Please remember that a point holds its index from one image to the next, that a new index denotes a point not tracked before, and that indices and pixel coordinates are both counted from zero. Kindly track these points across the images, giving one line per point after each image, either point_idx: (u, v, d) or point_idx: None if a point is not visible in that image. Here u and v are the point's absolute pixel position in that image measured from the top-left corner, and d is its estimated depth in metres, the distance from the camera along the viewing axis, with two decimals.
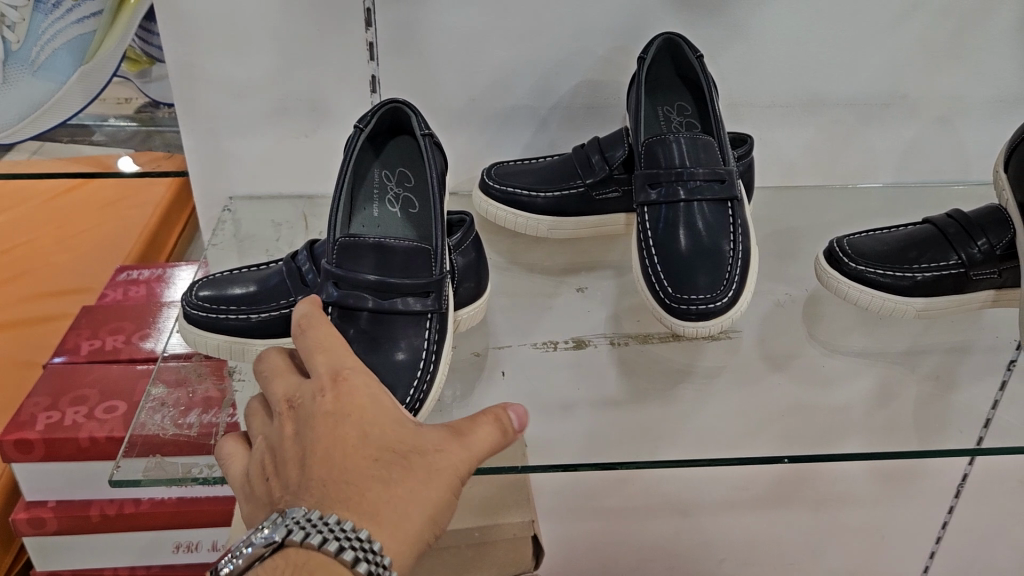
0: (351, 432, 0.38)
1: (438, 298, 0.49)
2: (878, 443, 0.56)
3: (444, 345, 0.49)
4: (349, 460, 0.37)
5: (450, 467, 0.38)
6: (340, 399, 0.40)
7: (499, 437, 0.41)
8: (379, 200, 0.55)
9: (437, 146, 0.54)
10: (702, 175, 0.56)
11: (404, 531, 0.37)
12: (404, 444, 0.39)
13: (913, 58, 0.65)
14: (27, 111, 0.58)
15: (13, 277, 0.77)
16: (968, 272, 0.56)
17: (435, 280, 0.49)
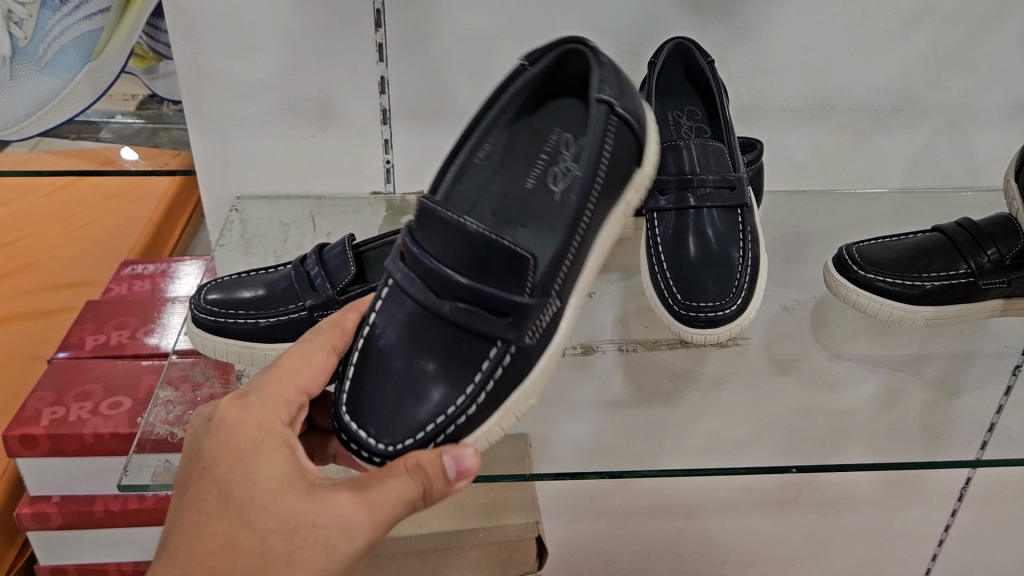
0: (228, 497, 0.36)
1: (515, 325, 0.41)
2: (882, 451, 0.56)
3: (507, 388, 0.42)
4: (215, 530, 0.35)
5: (332, 547, 0.36)
6: (228, 445, 0.37)
7: (409, 500, 0.38)
8: (534, 168, 0.49)
9: (619, 122, 0.45)
10: (712, 182, 0.56)
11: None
12: (284, 516, 0.36)
13: (924, 64, 0.65)
14: (32, 108, 0.58)
15: (16, 270, 0.77)
16: (978, 281, 0.56)
17: (520, 305, 0.40)
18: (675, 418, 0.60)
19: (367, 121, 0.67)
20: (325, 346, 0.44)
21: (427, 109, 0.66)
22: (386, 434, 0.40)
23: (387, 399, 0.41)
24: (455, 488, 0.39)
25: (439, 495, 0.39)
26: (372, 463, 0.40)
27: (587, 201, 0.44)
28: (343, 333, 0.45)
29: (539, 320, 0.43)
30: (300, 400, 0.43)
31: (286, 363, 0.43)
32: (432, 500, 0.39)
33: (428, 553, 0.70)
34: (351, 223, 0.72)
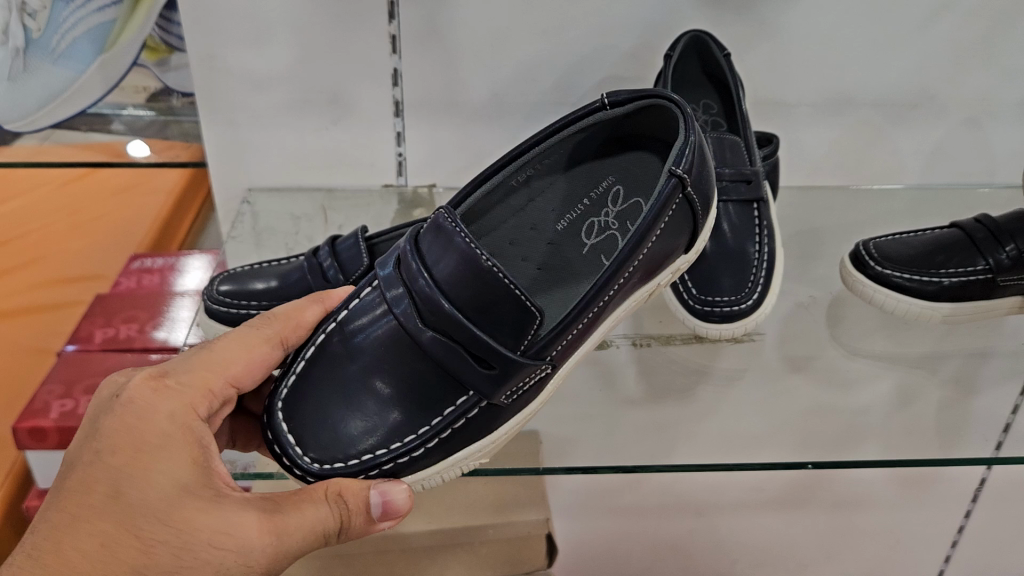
0: (126, 493, 0.36)
1: (491, 382, 0.40)
2: (895, 449, 0.56)
3: (460, 441, 0.42)
4: (103, 526, 0.35)
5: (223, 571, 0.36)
6: (135, 435, 0.37)
7: (320, 532, 0.38)
8: (577, 209, 0.51)
9: (682, 199, 0.45)
10: (728, 176, 0.56)
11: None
12: (178, 527, 0.36)
13: (944, 59, 0.64)
14: (46, 98, 0.59)
15: (24, 264, 0.75)
16: (996, 278, 0.55)
17: (506, 362, 0.40)
18: (687, 414, 0.59)
19: (380, 114, 0.66)
20: (272, 340, 0.44)
21: (441, 103, 0.66)
22: (315, 449, 0.40)
23: (327, 408, 0.41)
24: (375, 528, 0.39)
25: (357, 532, 0.39)
26: (294, 474, 0.40)
27: (618, 275, 0.43)
28: (298, 330, 0.45)
29: (521, 383, 0.42)
30: (225, 391, 0.42)
31: (223, 349, 0.43)
32: (344, 536, 0.39)
33: (436, 549, 0.69)
34: (363, 218, 0.71)
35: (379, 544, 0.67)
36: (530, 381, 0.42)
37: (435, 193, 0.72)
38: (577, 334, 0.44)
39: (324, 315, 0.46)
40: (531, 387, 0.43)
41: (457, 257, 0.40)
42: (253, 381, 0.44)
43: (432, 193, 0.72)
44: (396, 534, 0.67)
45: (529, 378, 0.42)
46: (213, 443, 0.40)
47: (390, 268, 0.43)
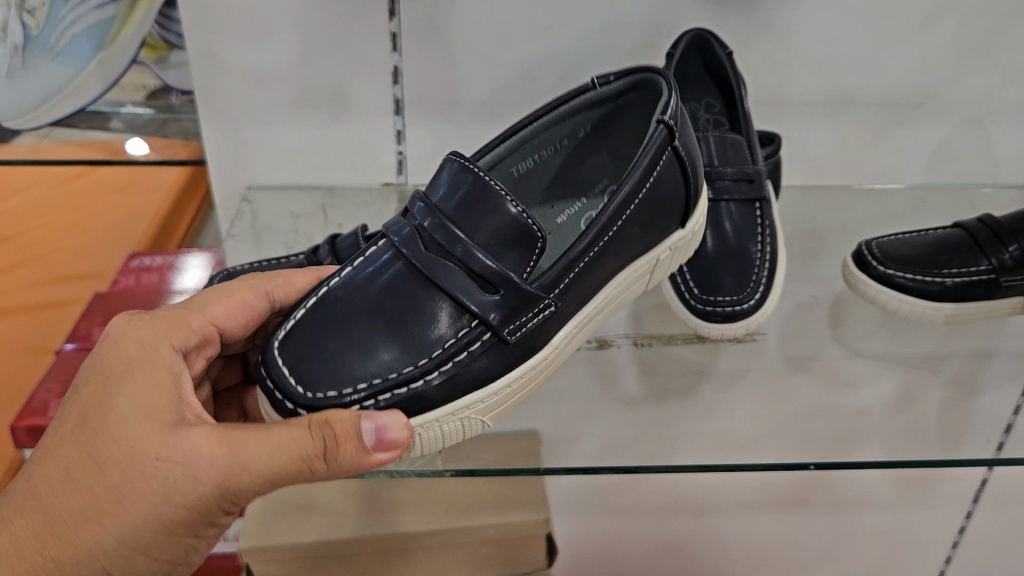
0: (85, 420, 0.37)
1: (497, 311, 0.40)
2: (897, 450, 0.55)
3: (461, 378, 0.41)
4: (65, 452, 0.36)
5: (171, 488, 0.35)
6: (106, 367, 0.39)
7: (297, 459, 0.36)
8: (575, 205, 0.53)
9: (673, 153, 0.47)
10: (731, 175, 0.55)
11: (81, 558, 0.35)
12: (128, 447, 0.36)
13: (947, 58, 0.64)
14: (44, 96, 0.59)
15: (21, 262, 0.74)
16: (999, 278, 0.55)
17: (512, 286, 0.40)
18: (688, 414, 0.59)
19: (380, 112, 0.66)
20: (256, 291, 0.47)
21: (441, 101, 0.65)
22: (311, 382, 0.39)
23: (323, 348, 0.40)
24: (368, 459, 0.37)
25: (344, 461, 0.37)
26: (286, 408, 0.38)
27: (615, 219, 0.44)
28: (288, 288, 0.48)
29: (526, 317, 0.42)
30: (205, 329, 0.45)
31: (210, 296, 0.46)
32: (333, 465, 0.37)
33: (434, 549, 0.69)
34: (363, 216, 0.71)
35: (377, 545, 0.67)
36: (535, 323, 0.42)
37: None
38: (578, 275, 0.44)
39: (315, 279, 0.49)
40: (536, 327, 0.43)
41: (465, 179, 0.41)
42: (236, 324, 0.46)
43: None
44: (399, 534, 0.66)
45: (533, 312, 0.42)
46: (183, 370, 0.41)
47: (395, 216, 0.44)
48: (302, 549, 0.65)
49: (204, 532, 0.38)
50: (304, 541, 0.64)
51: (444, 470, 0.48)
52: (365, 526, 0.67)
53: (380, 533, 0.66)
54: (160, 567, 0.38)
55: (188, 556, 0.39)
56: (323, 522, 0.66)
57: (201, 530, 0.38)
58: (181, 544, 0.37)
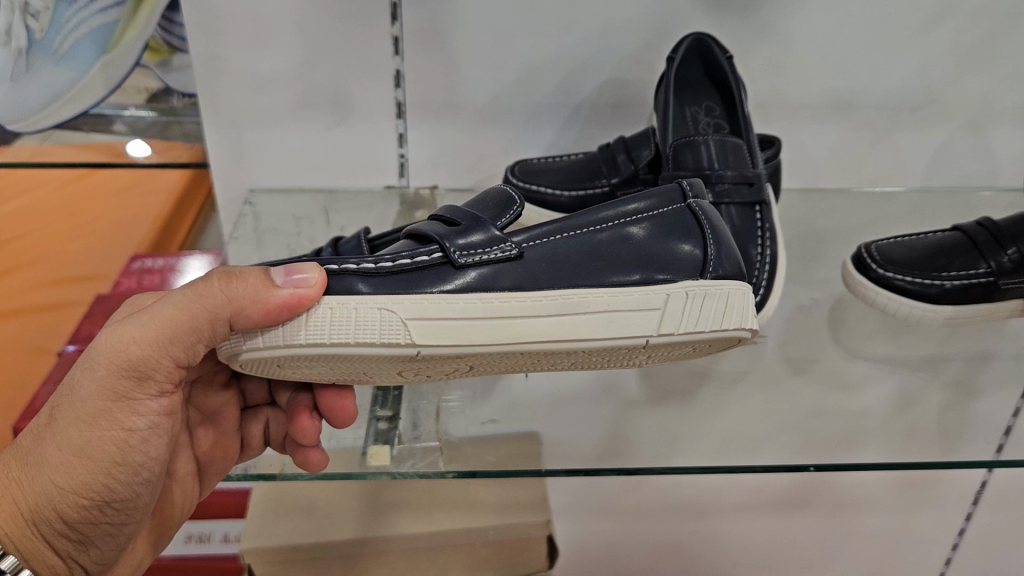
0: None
1: (453, 232, 0.43)
2: (895, 451, 0.56)
3: (391, 280, 0.42)
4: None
5: (81, 379, 0.40)
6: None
7: (192, 309, 0.39)
8: None
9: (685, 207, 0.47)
10: (730, 178, 0.56)
11: (22, 465, 0.39)
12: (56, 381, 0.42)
13: (946, 62, 0.64)
14: (48, 99, 0.59)
15: (19, 265, 0.73)
16: (998, 281, 0.55)
17: (477, 219, 0.44)
18: (687, 416, 0.60)
19: (382, 116, 0.66)
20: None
21: (442, 104, 0.66)
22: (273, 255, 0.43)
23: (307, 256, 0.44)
24: (272, 290, 0.39)
25: (242, 290, 0.39)
26: None
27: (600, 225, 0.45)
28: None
29: (483, 253, 0.43)
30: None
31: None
32: (236, 298, 0.39)
33: (435, 551, 0.69)
34: (365, 218, 0.71)
35: (376, 547, 0.67)
36: (481, 258, 0.43)
37: (437, 194, 0.72)
38: (547, 252, 0.44)
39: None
40: (487, 275, 0.43)
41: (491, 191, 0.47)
42: None
43: (434, 194, 0.72)
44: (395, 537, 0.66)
45: (486, 253, 0.43)
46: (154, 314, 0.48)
47: None
48: (302, 551, 0.65)
49: (135, 425, 0.41)
50: (304, 542, 0.65)
51: (447, 471, 0.49)
52: (364, 528, 0.67)
53: (378, 535, 0.66)
54: (107, 463, 0.40)
55: (134, 456, 0.41)
56: (322, 524, 0.67)
57: (127, 419, 0.40)
58: (113, 438, 0.40)
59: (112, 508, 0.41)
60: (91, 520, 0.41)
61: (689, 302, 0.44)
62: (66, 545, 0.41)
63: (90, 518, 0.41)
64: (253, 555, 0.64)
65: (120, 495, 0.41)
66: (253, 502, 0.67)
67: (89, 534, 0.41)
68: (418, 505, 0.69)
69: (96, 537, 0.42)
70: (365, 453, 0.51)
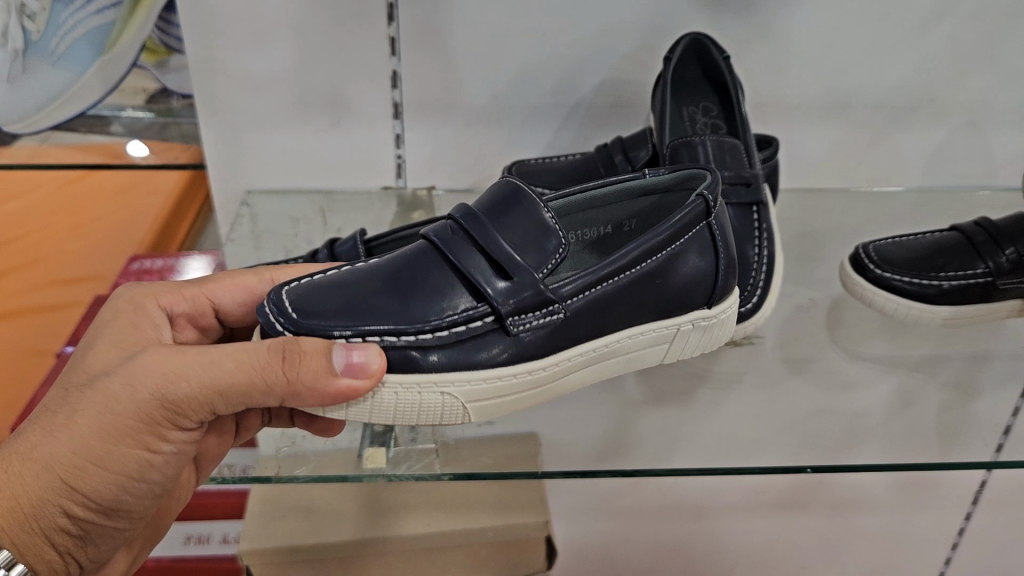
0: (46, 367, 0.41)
1: (501, 295, 0.41)
2: (894, 452, 0.56)
3: (447, 354, 0.41)
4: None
5: (117, 394, 0.38)
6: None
7: (250, 369, 0.38)
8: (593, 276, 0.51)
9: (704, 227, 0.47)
10: (728, 179, 0.56)
11: (37, 467, 0.37)
12: (84, 373, 0.39)
13: (943, 62, 0.64)
14: (47, 100, 0.59)
15: (20, 266, 0.73)
16: (996, 281, 0.55)
17: (525, 274, 0.41)
18: (686, 417, 0.59)
19: (379, 116, 0.66)
20: (262, 275, 0.50)
21: (440, 105, 0.65)
22: (308, 307, 0.39)
23: (333, 288, 0.40)
24: (333, 380, 0.37)
25: (305, 373, 0.37)
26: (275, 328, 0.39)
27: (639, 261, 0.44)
28: (294, 271, 0.50)
29: (531, 314, 0.42)
30: (198, 300, 0.48)
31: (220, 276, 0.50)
32: (297, 380, 0.37)
33: (434, 552, 0.69)
34: (362, 219, 0.71)
35: (375, 548, 0.67)
36: (531, 320, 0.42)
37: (435, 195, 0.71)
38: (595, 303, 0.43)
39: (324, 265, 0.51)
40: (540, 333, 0.42)
41: (515, 201, 0.42)
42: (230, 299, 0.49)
43: (431, 195, 0.72)
44: (396, 537, 0.66)
45: (540, 314, 0.42)
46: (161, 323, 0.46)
47: None
48: (302, 552, 0.65)
49: (158, 449, 0.40)
50: (304, 543, 0.65)
51: (442, 474, 0.48)
52: (364, 529, 0.67)
53: (378, 536, 0.66)
54: (119, 476, 0.39)
55: (150, 474, 0.40)
56: (322, 525, 0.67)
57: (153, 442, 0.39)
58: (132, 456, 0.39)
59: (115, 514, 0.40)
60: (95, 523, 0.40)
61: (693, 335, 0.48)
62: (66, 542, 0.40)
63: (96, 520, 0.40)
64: (252, 556, 0.64)
65: (126, 505, 0.41)
66: (252, 501, 0.68)
67: (90, 532, 0.40)
68: (418, 506, 0.69)
69: (93, 539, 0.41)
70: (360, 455, 0.50)
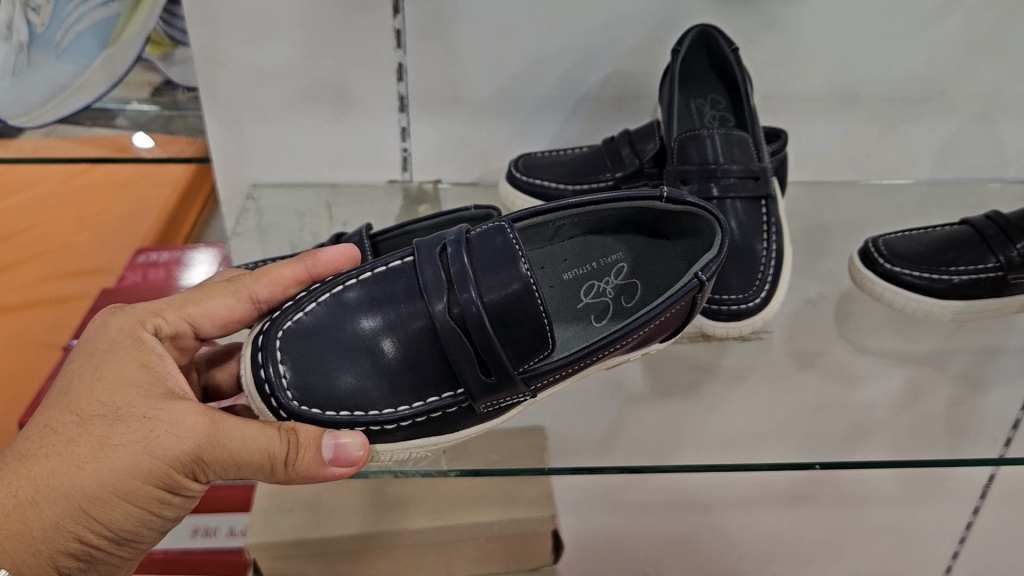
0: (69, 383, 0.39)
1: (481, 388, 0.41)
2: (901, 449, 0.56)
3: (425, 430, 0.42)
4: (46, 415, 0.38)
5: (155, 440, 0.36)
6: (89, 347, 0.41)
7: (263, 454, 0.37)
8: (585, 266, 0.50)
9: (692, 302, 0.45)
10: (736, 172, 0.55)
11: (55, 497, 0.35)
12: (112, 404, 0.38)
13: (954, 53, 0.63)
14: (51, 94, 0.59)
15: (31, 256, 0.73)
16: (1007, 275, 0.54)
17: (506, 375, 0.40)
18: (692, 412, 0.59)
19: (385, 108, 0.66)
20: (241, 294, 0.45)
21: (447, 97, 0.65)
22: (298, 386, 0.40)
23: (323, 356, 0.41)
24: (323, 470, 0.39)
25: (308, 467, 0.38)
26: (268, 405, 0.39)
27: (616, 342, 0.43)
28: (272, 286, 0.45)
29: (503, 397, 0.42)
30: (179, 325, 0.44)
31: (200, 295, 0.45)
32: (295, 469, 0.38)
33: (440, 545, 0.69)
34: (367, 213, 0.71)
35: (381, 540, 0.67)
36: (504, 399, 0.42)
37: (440, 188, 0.71)
38: (565, 374, 0.44)
39: (303, 275, 0.46)
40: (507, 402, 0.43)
41: (515, 288, 0.40)
42: (213, 326, 0.45)
43: (437, 188, 0.72)
44: (401, 530, 0.66)
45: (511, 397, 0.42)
46: (164, 353, 0.41)
47: (436, 250, 0.42)
48: (310, 546, 0.65)
49: (178, 497, 0.38)
50: (309, 538, 0.64)
51: (450, 470, 0.48)
52: (369, 522, 0.67)
53: (383, 529, 0.66)
54: (137, 515, 0.37)
55: (164, 515, 0.39)
56: (328, 519, 0.66)
57: (175, 491, 0.38)
58: (153, 500, 0.37)
59: (125, 547, 0.39)
60: (100, 555, 0.38)
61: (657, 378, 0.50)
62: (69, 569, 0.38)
63: (104, 551, 0.38)
64: (260, 549, 0.64)
65: (137, 539, 0.39)
66: (258, 496, 0.67)
67: (95, 561, 0.39)
68: (422, 500, 0.69)
69: (94, 568, 0.39)
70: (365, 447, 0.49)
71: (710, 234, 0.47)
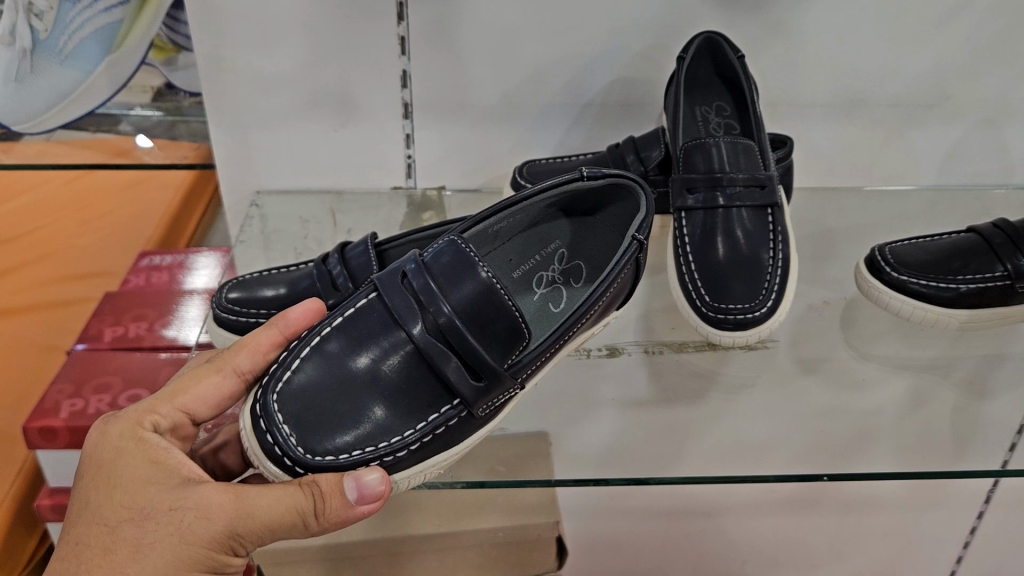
0: (89, 495, 0.39)
1: (478, 391, 0.42)
2: (905, 458, 0.56)
3: (436, 448, 0.42)
4: (77, 530, 0.39)
5: (187, 529, 0.38)
6: (96, 458, 0.41)
7: (292, 513, 0.38)
8: (528, 262, 0.51)
9: (635, 263, 0.48)
10: (743, 181, 0.55)
11: None
12: (138, 504, 0.38)
13: (960, 59, 0.63)
14: (55, 100, 0.59)
15: (35, 259, 0.73)
16: (1014, 284, 0.54)
17: (495, 372, 0.41)
18: (696, 420, 0.59)
19: (389, 115, 0.66)
20: (225, 370, 0.44)
21: (452, 104, 0.65)
22: (306, 440, 0.39)
23: (324, 408, 0.40)
24: (352, 511, 0.38)
25: (336, 514, 0.38)
26: (283, 464, 0.38)
27: (585, 315, 0.45)
28: (253, 356, 0.44)
29: (496, 397, 0.43)
30: (177, 417, 0.43)
31: (186, 381, 0.44)
32: (325, 518, 0.38)
33: (443, 552, 0.69)
34: (372, 220, 0.71)
35: (387, 545, 0.67)
36: (500, 401, 0.43)
37: (444, 196, 0.71)
38: (545, 360, 0.45)
39: (280, 338, 0.44)
40: (502, 403, 0.44)
41: (478, 290, 0.42)
42: (209, 409, 0.44)
43: (441, 195, 0.71)
44: (406, 536, 0.66)
45: (504, 395, 0.43)
46: (170, 445, 0.42)
47: (393, 276, 0.44)
48: (313, 551, 0.66)
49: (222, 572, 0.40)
50: (313, 544, 0.65)
51: (455, 482, 0.47)
52: (374, 529, 0.67)
53: (388, 536, 0.66)
54: None
55: None
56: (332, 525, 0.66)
57: (218, 567, 0.39)
58: None
59: None
60: None
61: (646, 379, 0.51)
62: None
63: None
64: (265, 556, 0.64)
65: None
66: None
67: None
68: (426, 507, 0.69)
69: None
70: None
71: (636, 202, 0.49)
